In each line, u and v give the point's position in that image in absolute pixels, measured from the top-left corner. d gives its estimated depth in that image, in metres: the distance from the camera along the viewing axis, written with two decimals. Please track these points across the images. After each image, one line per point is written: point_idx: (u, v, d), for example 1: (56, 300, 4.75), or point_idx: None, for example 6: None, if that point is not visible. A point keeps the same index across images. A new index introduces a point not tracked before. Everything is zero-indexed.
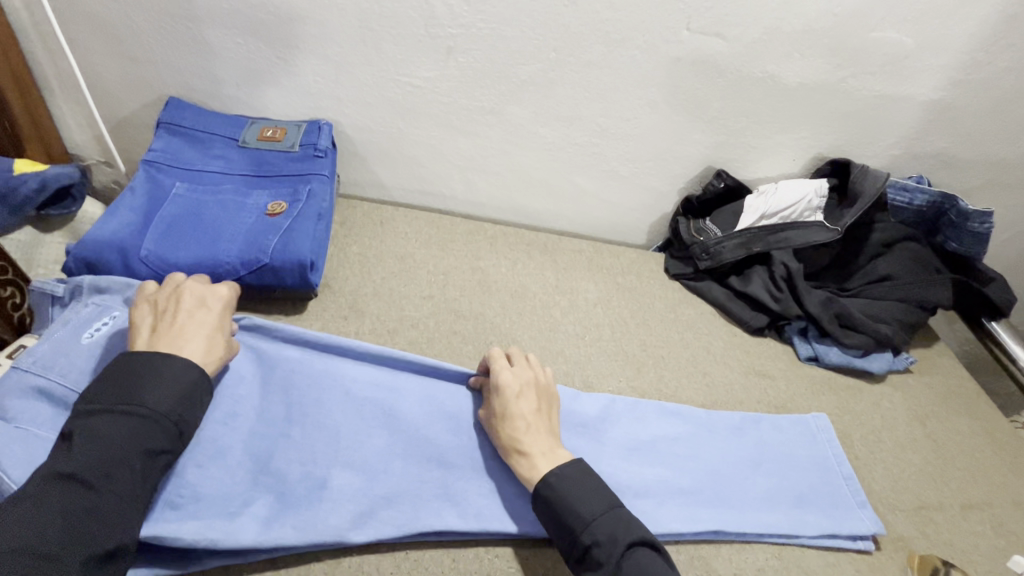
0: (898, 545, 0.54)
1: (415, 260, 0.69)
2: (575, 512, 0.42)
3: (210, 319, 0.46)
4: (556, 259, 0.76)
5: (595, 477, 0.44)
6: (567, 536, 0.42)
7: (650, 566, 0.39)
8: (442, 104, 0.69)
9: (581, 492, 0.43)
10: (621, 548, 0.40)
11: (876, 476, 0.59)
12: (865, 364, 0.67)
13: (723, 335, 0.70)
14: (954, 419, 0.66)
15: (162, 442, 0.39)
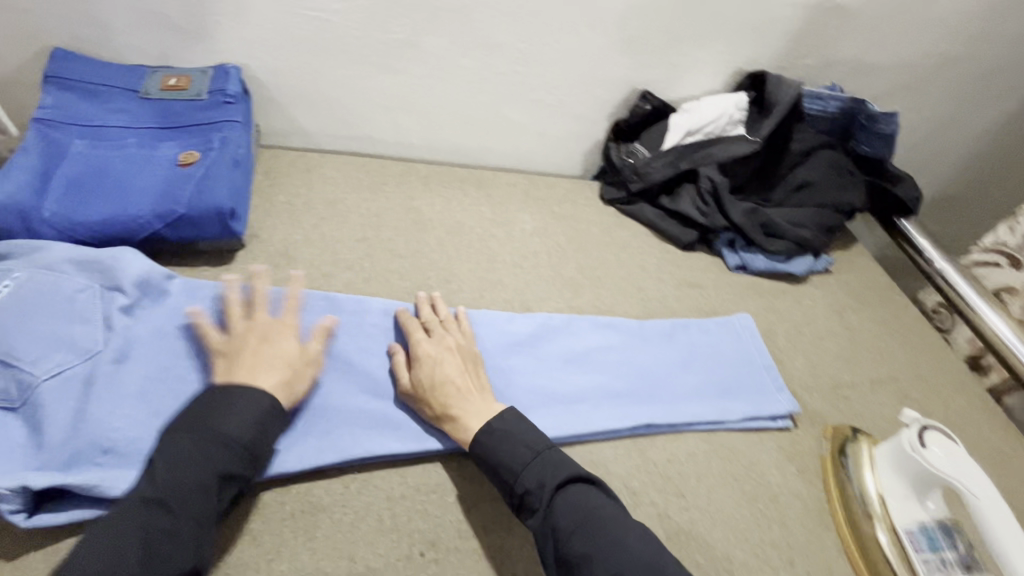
0: (816, 420, 0.59)
1: (346, 204, 0.69)
2: (506, 464, 0.45)
3: (283, 353, 0.48)
4: (492, 193, 0.76)
5: (521, 428, 0.47)
6: (505, 486, 0.45)
7: (581, 502, 0.43)
8: (356, 38, 0.66)
9: (511, 446, 0.46)
10: (551, 491, 0.44)
11: (797, 364, 0.64)
12: (787, 267, 0.73)
13: (657, 253, 0.74)
14: (867, 310, 0.73)
15: (235, 467, 0.41)
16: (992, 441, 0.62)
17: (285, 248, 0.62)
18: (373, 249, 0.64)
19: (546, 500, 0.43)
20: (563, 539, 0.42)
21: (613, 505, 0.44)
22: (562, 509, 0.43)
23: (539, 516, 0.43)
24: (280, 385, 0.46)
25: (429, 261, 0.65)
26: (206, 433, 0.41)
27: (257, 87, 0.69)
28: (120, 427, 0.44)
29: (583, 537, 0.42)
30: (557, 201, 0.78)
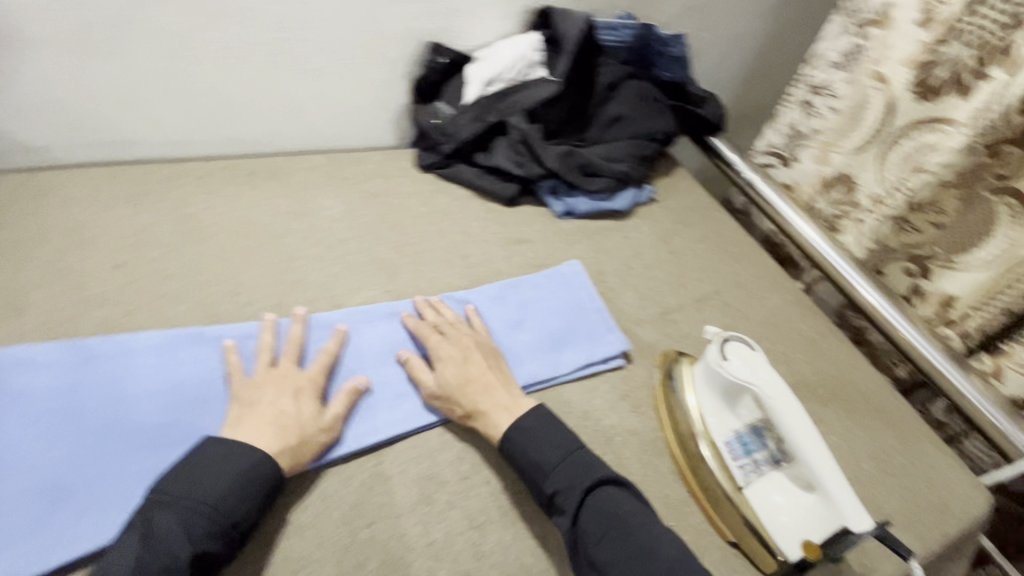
0: (648, 352, 0.60)
1: (95, 227, 0.57)
2: (539, 469, 0.46)
3: (291, 406, 0.46)
4: (287, 181, 0.67)
5: (550, 428, 0.48)
6: (537, 490, 0.46)
7: (614, 507, 0.45)
8: (50, 22, 0.52)
9: (542, 453, 0.46)
10: (581, 497, 0.45)
11: (627, 300, 0.65)
12: (612, 204, 0.73)
13: (481, 215, 0.70)
14: (692, 232, 0.76)
15: (217, 546, 0.38)
16: (804, 331, 0.68)
17: (4, 296, 0.49)
18: (128, 271, 0.53)
19: (575, 503, 0.44)
20: (593, 541, 0.43)
21: (643, 507, 0.46)
22: (592, 511, 0.45)
23: (566, 519, 0.44)
24: (282, 455, 0.43)
25: (206, 274, 0.55)
26: (189, 503, 0.39)
27: None
28: None
29: (611, 544, 0.43)
30: (365, 178, 0.71)
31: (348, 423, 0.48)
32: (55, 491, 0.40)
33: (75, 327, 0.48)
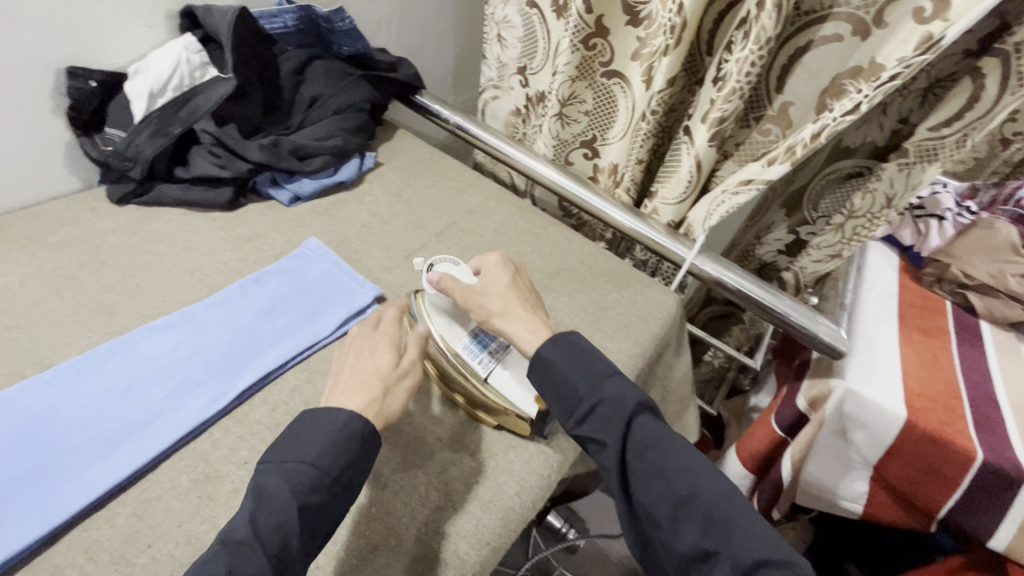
0: None
1: (128, 232, 0.71)
2: (576, 389, 0.56)
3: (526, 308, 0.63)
4: (283, 203, 0.81)
5: (588, 368, 0.57)
6: (571, 402, 0.56)
7: (652, 426, 0.55)
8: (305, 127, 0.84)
9: (588, 379, 0.56)
10: (625, 415, 0.54)
11: (561, 305, 0.76)
12: (651, 232, 0.84)
13: (445, 234, 0.83)
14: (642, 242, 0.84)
15: (445, 489, 0.56)
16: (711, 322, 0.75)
17: (53, 281, 0.63)
18: (149, 267, 0.68)
19: (619, 417, 0.54)
20: (639, 450, 0.54)
21: (670, 431, 0.56)
22: (637, 426, 0.54)
23: (609, 431, 0.54)
24: (366, 407, 0.52)
25: (208, 271, 0.69)
26: (433, 467, 0.57)
27: (23, 132, 0.70)
28: None
29: (647, 456, 0.53)
30: (346, 200, 0.85)
31: (308, 386, 0.59)
32: (48, 452, 0.49)
33: (104, 306, 0.62)
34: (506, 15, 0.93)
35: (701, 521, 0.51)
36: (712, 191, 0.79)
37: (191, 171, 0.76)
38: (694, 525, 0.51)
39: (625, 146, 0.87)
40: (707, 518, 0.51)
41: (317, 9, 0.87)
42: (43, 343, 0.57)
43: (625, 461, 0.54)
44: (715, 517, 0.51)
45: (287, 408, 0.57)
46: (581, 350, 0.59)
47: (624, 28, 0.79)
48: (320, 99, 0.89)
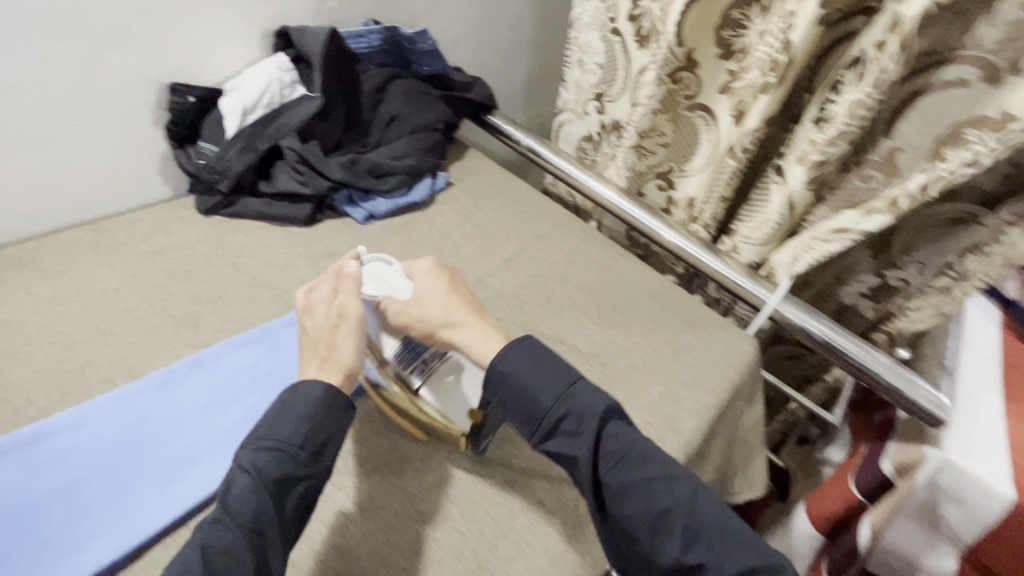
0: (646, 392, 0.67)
1: (213, 243, 0.74)
2: (544, 401, 0.54)
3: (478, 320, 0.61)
4: (358, 221, 0.82)
5: (549, 377, 0.55)
6: (535, 416, 0.54)
7: (622, 434, 0.53)
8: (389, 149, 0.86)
9: (551, 387, 0.54)
10: (594, 424, 0.53)
11: (632, 344, 0.73)
12: (731, 271, 0.80)
13: (514, 260, 0.82)
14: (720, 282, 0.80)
15: None
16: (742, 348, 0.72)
17: (144, 289, 0.66)
18: (231, 280, 0.69)
19: (588, 428, 0.52)
20: (611, 463, 0.52)
21: (642, 436, 0.55)
22: (607, 437, 0.53)
23: (579, 442, 0.52)
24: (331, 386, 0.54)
25: (286, 288, 0.70)
26: None
27: (126, 143, 0.74)
28: None
29: (620, 468, 0.52)
30: (418, 221, 0.85)
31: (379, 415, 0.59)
32: (135, 464, 0.50)
33: (190, 317, 0.64)
34: (589, 40, 0.91)
35: (681, 532, 0.50)
36: (798, 236, 0.74)
37: (275, 187, 0.78)
38: (674, 538, 0.50)
39: (707, 179, 0.83)
40: (689, 528, 0.50)
41: (402, 30, 0.89)
42: (134, 352, 0.59)
43: (598, 475, 0.53)
44: (694, 528, 0.50)
45: None
46: (540, 357, 0.56)
47: (714, 62, 0.75)
48: (399, 118, 0.90)
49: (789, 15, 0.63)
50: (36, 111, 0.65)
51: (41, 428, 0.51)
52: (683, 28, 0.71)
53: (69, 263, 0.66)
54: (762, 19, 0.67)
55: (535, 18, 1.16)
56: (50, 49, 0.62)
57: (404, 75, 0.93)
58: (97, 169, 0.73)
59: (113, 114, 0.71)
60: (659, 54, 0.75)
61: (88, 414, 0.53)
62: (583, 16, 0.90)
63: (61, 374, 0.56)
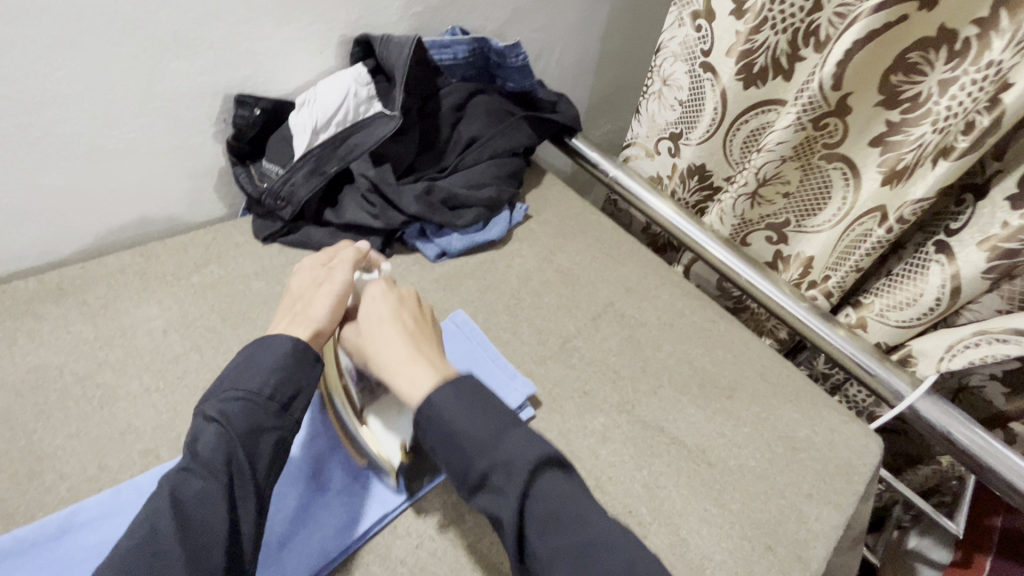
0: (761, 504, 0.57)
1: (272, 277, 0.65)
2: (474, 450, 0.43)
3: (423, 345, 0.50)
4: (431, 259, 0.73)
5: (484, 418, 0.44)
6: (463, 466, 0.43)
7: (556, 490, 0.42)
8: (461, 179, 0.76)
9: (480, 431, 0.43)
10: (523, 480, 0.41)
11: (740, 435, 0.62)
12: (862, 355, 0.68)
13: (602, 318, 0.72)
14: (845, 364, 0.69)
15: None
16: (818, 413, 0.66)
17: (193, 333, 0.58)
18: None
19: (516, 486, 0.41)
20: (540, 529, 0.40)
21: (585, 496, 0.43)
22: (534, 495, 0.41)
23: (508, 499, 0.41)
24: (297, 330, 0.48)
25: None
26: None
27: (183, 158, 0.66)
28: None
29: (550, 533, 0.40)
30: (495, 261, 0.76)
31: (456, 521, 0.50)
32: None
33: None
34: (673, 72, 0.77)
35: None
36: (959, 327, 0.63)
37: (342, 217, 0.69)
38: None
39: (839, 242, 0.71)
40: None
41: (491, 41, 0.78)
42: (180, 415, 0.51)
43: (524, 542, 0.41)
44: None
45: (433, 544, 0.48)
46: (476, 395, 0.45)
47: (871, 111, 0.62)
48: (478, 141, 0.79)
49: (990, 65, 0.51)
50: (88, 123, 0.57)
51: (71, 515, 0.43)
52: (843, 70, 0.59)
53: (113, 296, 0.59)
54: (948, 66, 0.55)
55: (625, 30, 1.04)
56: (107, 53, 0.54)
57: (487, 90, 0.83)
58: (147, 185, 0.65)
59: (169, 126, 0.62)
60: (803, 95, 0.63)
61: (126, 501, 0.45)
62: (669, 44, 0.76)
63: (98, 441, 0.48)
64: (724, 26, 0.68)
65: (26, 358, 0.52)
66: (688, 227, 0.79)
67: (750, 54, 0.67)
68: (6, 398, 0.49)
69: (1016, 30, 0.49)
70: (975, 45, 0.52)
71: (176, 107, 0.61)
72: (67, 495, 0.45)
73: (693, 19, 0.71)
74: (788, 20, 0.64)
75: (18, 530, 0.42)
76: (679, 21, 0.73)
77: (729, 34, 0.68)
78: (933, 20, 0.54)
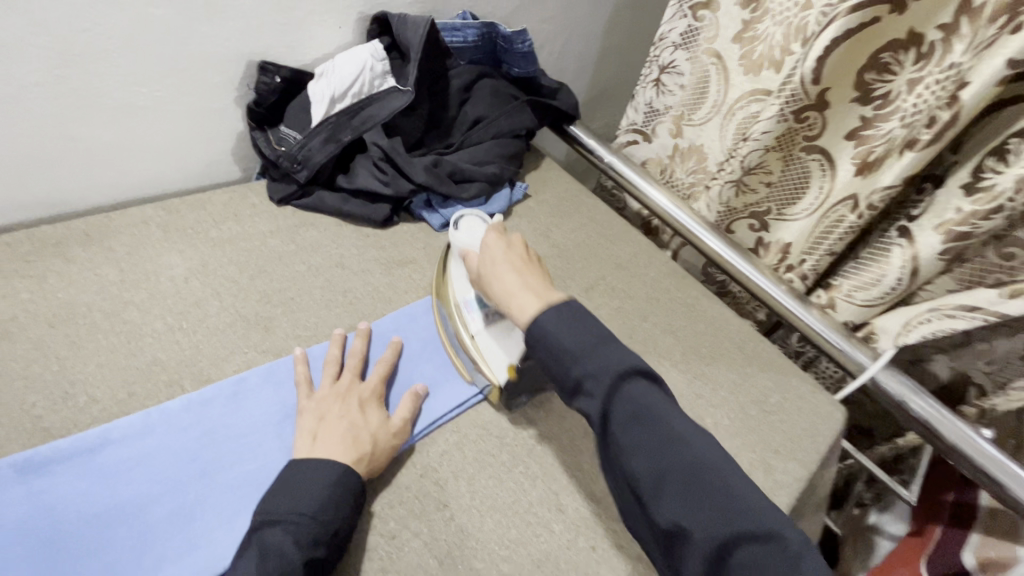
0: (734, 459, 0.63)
1: (286, 236, 0.69)
2: (553, 355, 0.49)
3: (536, 279, 0.56)
4: (436, 228, 0.77)
5: (580, 332, 0.50)
6: (559, 374, 0.49)
7: (642, 395, 0.47)
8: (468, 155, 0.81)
9: (581, 345, 0.49)
10: (611, 382, 0.47)
11: (716, 398, 0.68)
12: (833, 333, 0.73)
13: (596, 290, 0.77)
14: (816, 340, 0.74)
15: None
16: (790, 383, 0.72)
17: (213, 282, 0.61)
18: (304, 281, 0.65)
19: (605, 388, 0.47)
20: (624, 421, 0.46)
21: (668, 402, 0.48)
22: (621, 396, 0.47)
23: (598, 398, 0.47)
24: (357, 463, 0.48)
25: (359, 294, 0.66)
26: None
27: (205, 120, 0.69)
28: (30, 503, 0.43)
29: (629, 427, 0.46)
30: None
31: (455, 458, 0.54)
32: (203, 486, 0.46)
33: (262, 319, 0.60)
34: (674, 60, 0.85)
35: (681, 495, 0.43)
36: (918, 305, 0.69)
37: (354, 183, 0.73)
38: (668, 502, 0.43)
39: (815, 228, 0.76)
40: (687, 491, 0.43)
41: (500, 28, 0.83)
42: (204, 352, 0.55)
43: (609, 433, 0.47)
44: (700, 492, 0.43)
45: (435, 476, 0.52)
46: (577, 316, 0.51)
47: (847, 105, 0.68)
48: (482, 121, 0.84)
49: (951, 66, 0.57)
50: (119, 81, 0.60)
51: (107, 432, 0.47)
52: (822, 66, 0.64)
53: (136, 245, 0.62)
54: (916, 67, 0.61)
55: (628, 27, 1.11)
56: (143, 14, 0.57)
57: (493, 74, 0.88)
58: (169, 143, 0.68)
59: (197, 88, 0.66)
60: (786, 88, 0.68)
61: (155, 423, 0.49)
62: (672, 34, 0.84)
63: (127, 371, 0.52)
64: (732, 15, 0.77)
65: (56, 294, 0.56)
66: (681, 215, 0.85)
67: (753, 42, 0.76)
68: (39, 328, 0.53)
69: (974, 35, 0.55)
70: (939, 48, 0.58)
71: (201, 69, 0.65)
72: (99, 417, 0.48)
73: (694, 12, 0.80)
74: (787, 14, 0.71)
75: (58, 442, 0.46)
76: (680, 14, 0.82)
77: (734, 24, 0.77)
78: (903, 23, 0.60)
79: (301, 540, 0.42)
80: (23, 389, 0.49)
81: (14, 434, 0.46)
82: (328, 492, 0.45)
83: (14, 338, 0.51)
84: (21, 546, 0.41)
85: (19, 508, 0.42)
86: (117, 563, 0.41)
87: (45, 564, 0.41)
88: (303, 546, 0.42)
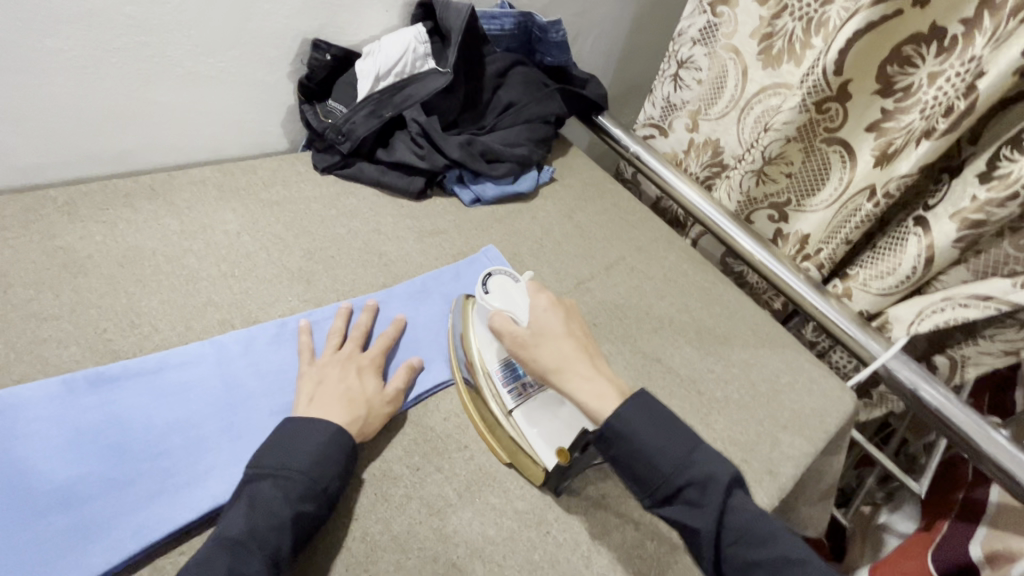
0: (739, 428, 0.65)
1: (329, 201, 0.75)
2: (643, 463, 0.46)
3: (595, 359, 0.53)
4: (466, 202, 0.82)
5: (670, 438, 0.47)
6: (652, 480, 0.46)
7: (746, 508, 0.45)
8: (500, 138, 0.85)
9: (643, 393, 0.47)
10: (719, 498, 0.44)
11: (726, 373, 0.71)
12: (848, 323, 0.75)
13: (615, 268, 0.80)
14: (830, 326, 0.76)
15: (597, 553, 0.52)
16: (800, 365, 0.74)
17: (263, 238, 0.67)
18: (343, 242, 0.70)
19: (713, 501, 0.44)
20: (733, 539, 0.44)
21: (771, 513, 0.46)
22: (729, 509, 0.44)
23: (705, 513, 0.44)
24: (350, 424, 0.50)
25: (393, 258, 0.70)
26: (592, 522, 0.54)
27: (257, 92, 0.75)
28: (95, 411, 0.48)
29: (743, 542, 0.44)
30: (522, 212, 0.84)
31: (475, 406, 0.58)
32: (248, 410, 0.51)
33: (304, 272, 0.65)
34: (692, 55, 0.87)
35: None
36: (929, 295, 0.71)
37: (392, 156, 0.77)
38: None
39: (833, 220, 0.79)
40: None
41: (536, 17, 0.87)
42: (251, 297, 0.60)
43: (717, 553, 0.44)
44: None
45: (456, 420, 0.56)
46: (657, 410, 0.48)
47: (869, 98, 0.70)
48: (514, 106, 0.88)
49: (972, 59, 0.60)
50: (187, 52, 0.66)
51: (164, 358, 0.52)
52: (846, 57, 0.66)
53: (194, 201, 0.68)
54: (938, 60, 0.63)
55: (657, 24, 1.14)
56: None
57: (527, 62, 0.92)
58: (226, 111, 0.74)
59: (254, 62, 0.72)
60: (808, 79, 0.70)
61: (207, 353, 0.54)
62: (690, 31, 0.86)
63: (185, 308, 0.57)
64: (750, 12, 0.79)
65: (126, 239, 0.62)
66: (703, 203, 0.87)
67: (770, 37, 0.79)
68: (111, 267, 0.59)
69: (995, 29, 0.57)
70: (961, 42, 0.61)
71: (258, 44, 0.70)
72: (160, 346, 0.54)
73: (712, 8, 0.82)
74: (805, 9, 0.74)
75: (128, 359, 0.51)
76: (699, 11, 0.83)
77: (751, 20, 0.79)
78: (926, 17, 0.63)
79: (290, 492, 0.44)
80: (97, 318, 0.54)
81: (89, 353, 0.52)
82: (319, 450, 0.46)
83: (89, 272, 0.57)
84: (88, 445, 0.46)
85: (90, 413, 0.48)
86: (171, 468, 0.46)
87: (111, 462, 0.46)
88: (292, 499, 0.44)
